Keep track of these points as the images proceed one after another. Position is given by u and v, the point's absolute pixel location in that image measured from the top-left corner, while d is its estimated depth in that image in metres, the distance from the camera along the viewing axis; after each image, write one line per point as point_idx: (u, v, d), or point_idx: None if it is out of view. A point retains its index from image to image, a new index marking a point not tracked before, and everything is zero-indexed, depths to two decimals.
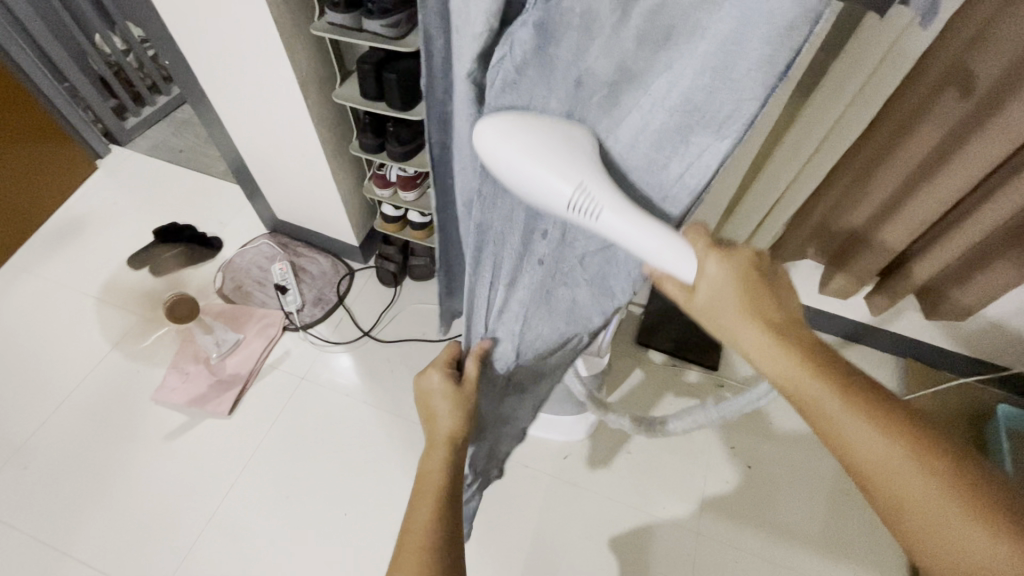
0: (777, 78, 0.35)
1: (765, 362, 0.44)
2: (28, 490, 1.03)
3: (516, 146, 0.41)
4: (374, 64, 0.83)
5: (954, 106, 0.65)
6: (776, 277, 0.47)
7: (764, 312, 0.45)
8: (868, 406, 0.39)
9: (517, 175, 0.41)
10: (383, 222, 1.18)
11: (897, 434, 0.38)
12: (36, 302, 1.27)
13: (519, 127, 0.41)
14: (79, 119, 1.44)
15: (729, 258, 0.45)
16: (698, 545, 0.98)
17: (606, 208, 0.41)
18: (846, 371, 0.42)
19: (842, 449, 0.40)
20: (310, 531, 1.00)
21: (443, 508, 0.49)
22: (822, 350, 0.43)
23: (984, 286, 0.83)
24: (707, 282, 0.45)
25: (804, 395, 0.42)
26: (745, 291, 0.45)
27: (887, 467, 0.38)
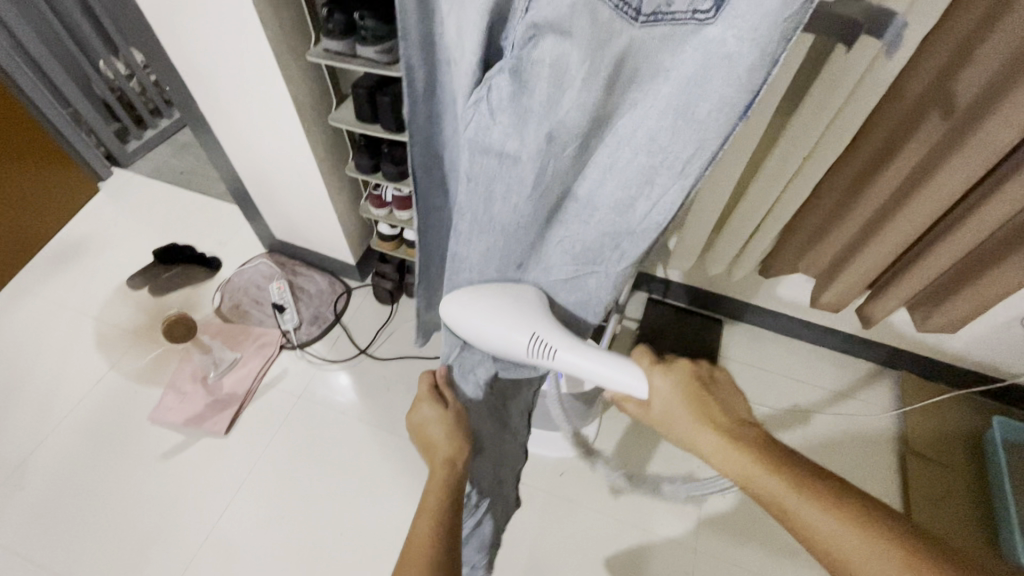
0: (736, 120, 0.38)
1: (726, 467, 0.44)
2: (24, 511, 1.03)
3: (479, 310, 0.55)
4: (367, 89, 0.85)
5: (938, 122, 0.67)
6: (717, 379, 0.50)
7: (711, 416, 0.47)
8: (826, 495, 0.40)
9: (483, 333, 0.54)
10: (379, 240, 1.20)
11: (856, 524, 0.39)
12: (37, 322, 1.28)
13: (479, 296, 0.55)
14: (81, 142, 1.46)
15: (671, 371, 0.50)
16: (696, 562, 0.98)
17: (559, 347, 0.52)
18: (794, 463, 0.43)
19: (829, 556, 0.39)
20: (305, 551, 0.99)
21: (443, 522, 0.49)
22: (773, 446, 0.44)
23: (968, 300, 0.85)
24: (660, 398, 0.50)
25: (771, 499, 0.41)
26: (691, 401, 0.48)
27: (871, 567, 0.38)
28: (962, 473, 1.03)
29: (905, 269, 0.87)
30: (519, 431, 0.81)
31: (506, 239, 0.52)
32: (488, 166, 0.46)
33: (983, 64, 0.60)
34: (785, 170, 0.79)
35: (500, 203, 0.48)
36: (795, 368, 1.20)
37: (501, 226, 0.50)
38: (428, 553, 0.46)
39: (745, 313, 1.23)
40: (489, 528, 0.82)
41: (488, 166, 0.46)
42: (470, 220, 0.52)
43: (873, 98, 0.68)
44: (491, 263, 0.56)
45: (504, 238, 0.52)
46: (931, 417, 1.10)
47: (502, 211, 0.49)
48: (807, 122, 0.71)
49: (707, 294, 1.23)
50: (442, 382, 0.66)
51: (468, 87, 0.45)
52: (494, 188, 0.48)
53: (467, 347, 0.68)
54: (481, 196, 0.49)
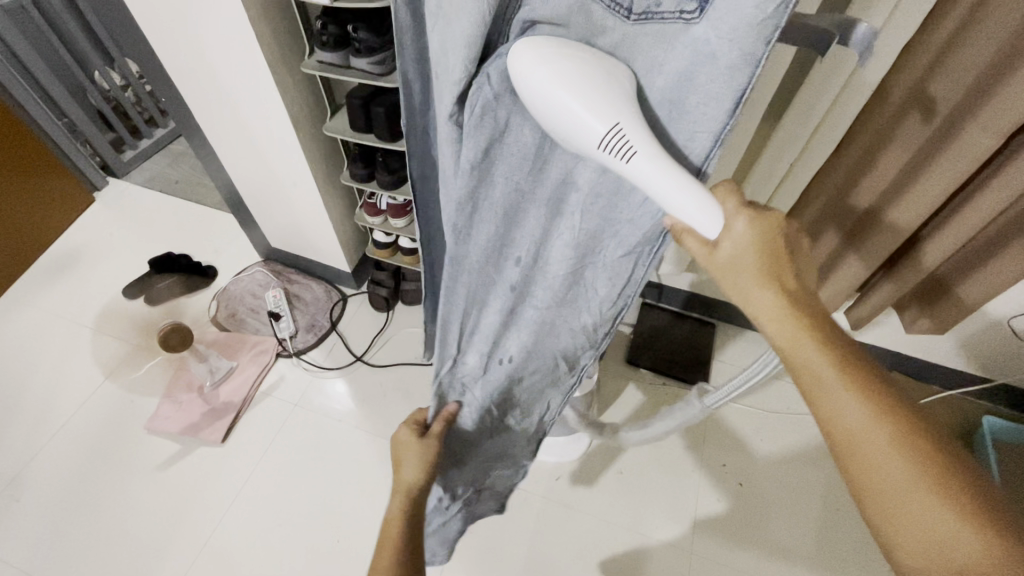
0: (727, 113, 0.38)
1: (774, 332, 0.40)
2: (19, 522, 1.03)
3: (555, 74, 0.37)
4: (362, 99, 0.87)
5: (917, 128, 0.68)
6: (801, 247, 0.41)
7: (782, 278, 0.40)
8: (861, 381, 0.38)
9: (550, 102, 0.37)
10: (375, 248, 1.21)
11: (884, 412, 0.37)
12: (32, 332, 1.28)
13: (558, 53, 0.37)
14: (77, 152, 1.47)
15: (760, 216, 0.39)
16: (692, 565, 0.98)
17: (639, 151, 0.36)
18: (847, 347, 0.39)
19: (829, 425, 0.38)
20: (302, 558, 0.99)
21: (400, 561, 0.56)
22: (828, 321, 0.40)
23: (955, 302, 0.86)
24: (734, 239, 0.38)
25: (806, 372, 0.39)
26: (767, 256, 0.39)
27: (865, 445, 0.37)
28: None
29: (892, 272, 0.89)
30: (521, 457, 0.80)
31: (508, 223, 0.51)
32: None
33: (958, 71, 0.61)
34: None
35: (486, 183, 0.47)
36: None
37: (503, 208, 0.49)
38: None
39: (737, 316, 1.25)
40: (455, 526, 0.84)
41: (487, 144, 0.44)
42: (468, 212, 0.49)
43: None
44: (487, 257, 0.53)
45: (498, 223, 0.51)
46: None
47: (501, 192, 0.48)
48: None
49: (700, 297, 1.25)
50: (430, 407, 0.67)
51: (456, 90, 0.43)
52: (494, 170, 0.47)
53: (459, 358, 0.64)
54: (473, 184, 0.46)
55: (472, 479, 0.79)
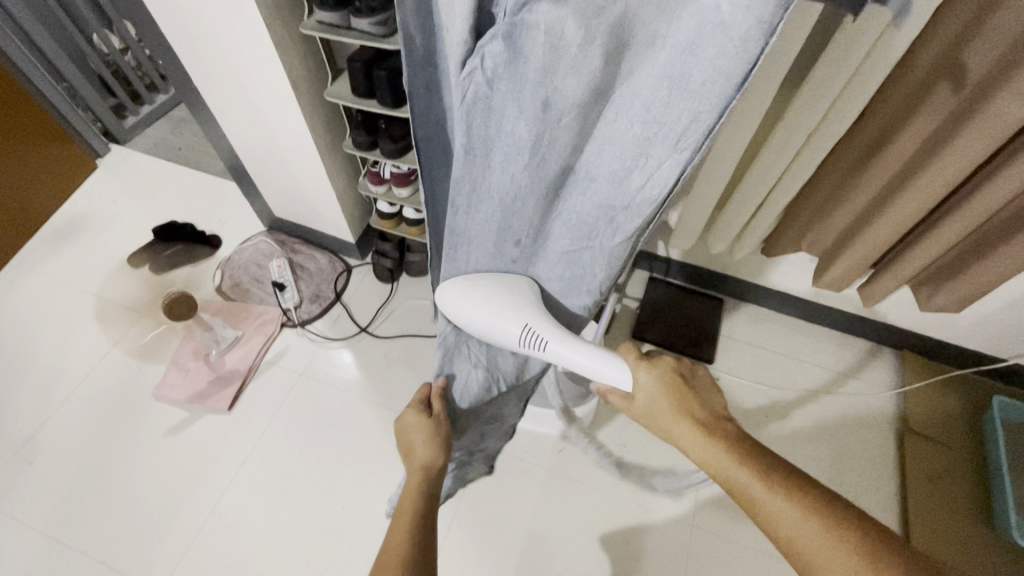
0: (732, 90, 0.35)
1: (700, 459, 0.49)
2: (34, 485, 1.05)
3: (473, 304, 0.57)
4: (363, 63, 0.83)
5: (946, 97, 0.65)
6: (697, 377, 0.55)
7: (691, 411, 0.52)
8: (789, 489, 0.44)
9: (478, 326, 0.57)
10: (379, 219, 1.19)
11: (812, 511, 0.43)
12: (40, 299, 1.29)
13: (475, 289, 0.58)
14: (78, 118, 1.45)
15: (655, 367, 0.54)
16: (692, 537, 0.99)
17: (549, 339, 0.55)
18: (763, 456, 0.47)
19: (777, 537, 0.44)
20: (310, 523, 1.02)
21: (415, 536, 0.53)
22: (744, 442, 0.49)
23: (973, 281, 0.84)
24: (644, 390, 0.54)
25: (739, 489, 0.46)
26: (673, 397, 0.53)
27: (812, 549, 0.42)
28: (961, 453, 1.04)
29: (909, 248, 0.86)
30: (511, 418, 0.81)
31: (506, 214, 0.51)
32: (482, 130, 0.45)
33: (995, 35, 0.58)
34: (788, 148, 0.77)
35: (482, 165, 0.48)
36: (799, 348, 1.19)
37: (499, 196, 0.49)
38: (399, 556, 0.50)
39: (746, 292, 1.23)
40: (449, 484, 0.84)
41: (485, 129, 0.45)
42: (465, 193, 0.51)
43: (877, 75, 0.66)
44: (490, 240, 0.55)
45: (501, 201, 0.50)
46: (931, 397, 1.10)
47: (497, 180, 0.48)
48: (812, 98, 0.70)
49: (708, 272, 1.22)
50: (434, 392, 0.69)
51: (458, 57, 0.42)
52: (492, 160, 0.47)
53: (465, 322, 0.64)
54: (477, 165, 0.48)
55: (468, 446, 0.79)
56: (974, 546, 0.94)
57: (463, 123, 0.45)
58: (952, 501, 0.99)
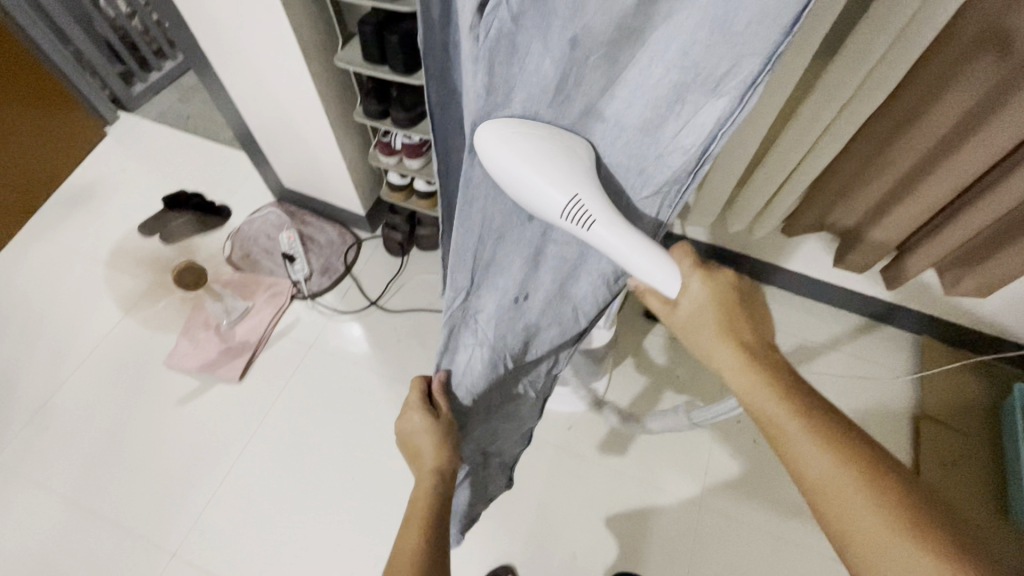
0: (782, 34, 0.33)
1: (735, 383, 0.47)
2: (48, 448, 1.07)
3: (516, 154, 0.40)
4: (374, 26, 0.80)
5: (991, 67, 0.61)
6: (754, 299, 0.51)
7: (738, 333, 0.48)
8: (824, 429, 0.43)
9: (516, 177, 0.41)
10: (389, 190, 1.17)
11: (846, 455, 0.42)
12: (51, 267, 1.29)
13: (528, 137, 0.41)
14: (86, 83, 1.43)
15: (712, 279, 0.48)
16: (699, 517, 0.99)
17: (598, 219, 0.42)
18: (805, 394, 0.45)
19: (799, 471, 0.43)
20: (319, 493, 1.03)
21: (428, 540, 0.52)
22: (789, 375, 0.46)
23: (1005, 264, 0.80)
24: (691, 301, 0.48)
25: (772, 422, 0.45)
26: (722, 316, 0.48)
27: (831, 490, 0.41)
28: (977, 440, 1.02)
29: (939, 227, 0.83)
30: (528, 422, 0.81)
31: None
32: (504, 74, 0.39)
33: None
34: (818, 122, 0.73)
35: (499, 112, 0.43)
36: (815, 332, 1.17)
37: None
38: (412, 562, 0.49)
39: (762, 272, 1.20)
40: (464, 497, 0.84)
41: (504, 73, 0.39)
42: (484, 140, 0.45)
43: (920, 43, 0.61)
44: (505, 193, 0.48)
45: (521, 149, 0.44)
46: (949, 383, 1.08)
47: None
48: (848, 67, 0.66)
49: (724, 252, 1.20)
50: (435, 391, 0.67)
51: None
52: (510, 104, 0.41)
53: (472, 295, 0.58)
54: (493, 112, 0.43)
55: (479, 442, 0.79)
56: (986, 533, 0.93)
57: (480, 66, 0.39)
58: (966, 486, 0.97)
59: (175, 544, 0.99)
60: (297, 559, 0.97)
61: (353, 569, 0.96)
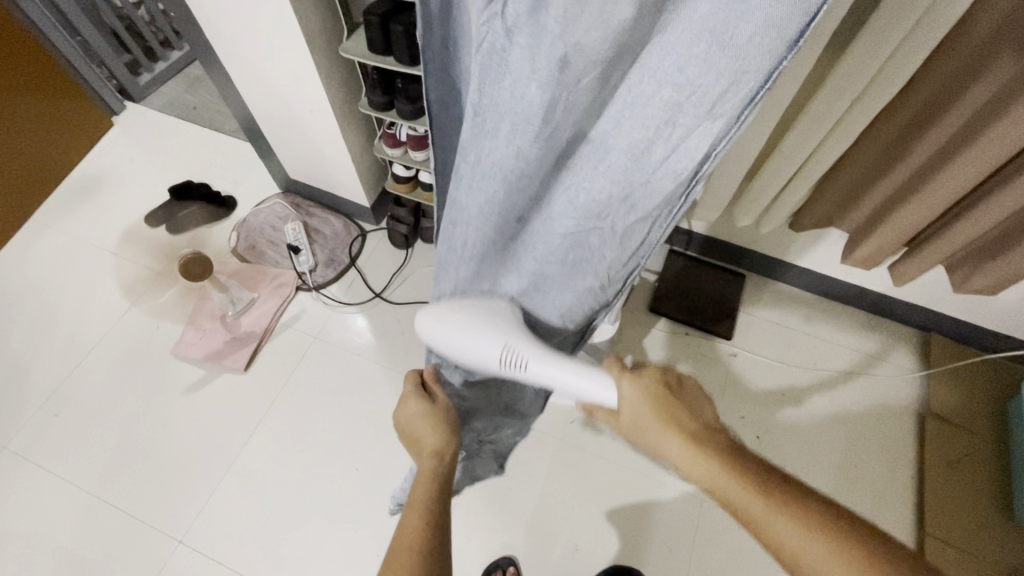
0: (785, 48, 0.32)
1: (692, 472, 0.47)
2: (58, 435, 1.09)
3: (453, 325, 0.56)
4: (380, 17, 0.79)
5: (1008, 65, 0.59)
6: (682, 382, 0.54)
7: (680, 420, 0.50)
8: (785, 501, 0.43)
9: (457, 345, 0.55)
10: (394, 182, 1.17)
11: (814, 527, 0.42)
12: (60, 256, 1.30)
13: (455, 311, 0.57)
14: (93, 73, 1.43)
15: (639, 377, 0.53)
16: (701, 511, 0.99)
17: (530, 359, 0.53)
18: (758, 473, 0.46)
19: (780, 553, 0.43)
20: (323, 482, 1.04)
21: (431, 524, 0.53)
22: (735, 451, 0.47)
23: (1014, 263, 0.79)
24: (626, 402, 0.53)
25: (740, 511, 0.44)
26: (659, 407, 0.52)
27: (815, 565, 0.41)
28: (981, 439, 1.01)
29: (948, 226, 0.82)
30: (530, 413, 0.83)
31: (509, 190, 0.48)
32: (494, 92, 0.42)
33: None
34: (827, 117, 0.72)
35: (488, 137, 0.45)
36: (820, 327, 1.16)
37: (503, 173, 0.46)
38: (418, 549, 0.50)
39: (769, 268, 1.19)
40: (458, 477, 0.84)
41: (496, 96, 0.42)
42: (473, 163, 0.48)
43: (934, 38, 0.60)
44: (491, 220, 0.52)
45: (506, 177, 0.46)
46: (956, 382, 1.07)
47: (502, 156, 0.45)
48: (858, 62, 0.65)
49: (731, 247, 1.19)
50: (429, 378, 0.67)
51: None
52: (499, 129, 0.43)
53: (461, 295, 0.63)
54: (483, 134, 0.45)
55: (479, 430, 0.80)
56: (987, 534, 0.93)
57: (478, 78, 0.42)
58: (969, 485, 0.97)
59: (182, 530, 1.00)
60: (301, 547, 0.98)
61: (357, 558, 0.97)
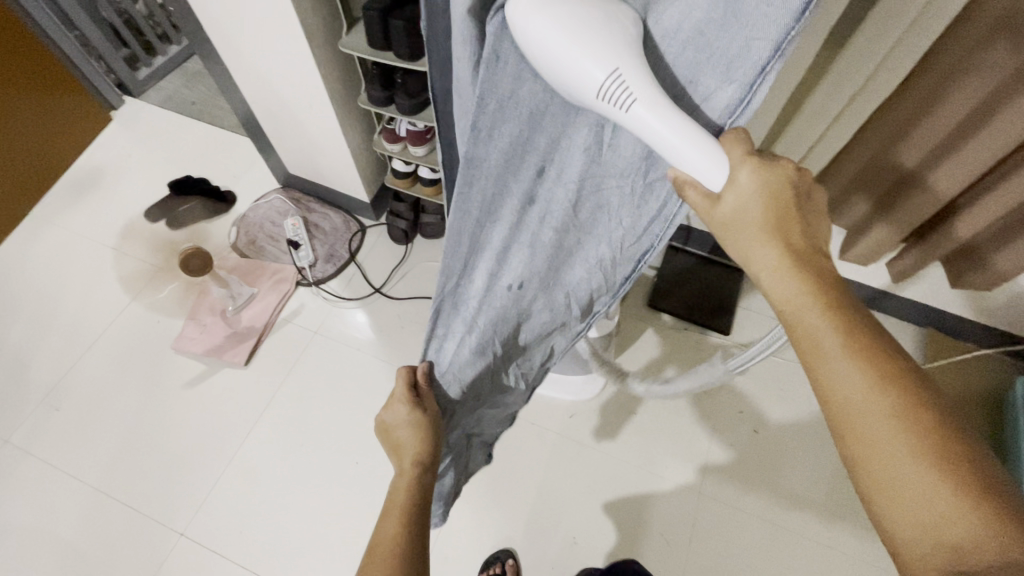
0: (792, 19, 0.32)
1: (774, 287, 0.39)
2: (58, 429, 1.09)
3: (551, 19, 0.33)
4: (379, 12, 0.79)
5: (1001, 58, 0.59)
6: (814, 200, 0.40)
7: (788, 235, 0.38)
8: (863, 348, 0.36)
9: (550, 53, 0.34)
10: (394, 177, 1.17)
11: (884, 379, 0.35)
12: (60, 250, 1.30)
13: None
14: (91, 68, 1.43)
15: (765, 168, 0.38)
16: (698, 505, 1.00)
17: (639, 100, 0.34)
18: (852, 308, 0.37)
19: (823, 387, 0.37)
20: (325, 476, 1.04)
21: (409, 531, 0.53)
22: (839, 284, 0.38)
23: (1010, 259, 0.80)
24: (739, 194, 0.37)
25: (807, 337, 0.37)
26: (772, 211, 0.38)
27: (858, 411, 0.35)
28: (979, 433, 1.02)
29: (946, 221, 0.83)
30: (515, 404, 0.82)
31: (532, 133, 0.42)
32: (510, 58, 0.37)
33: None
34: None
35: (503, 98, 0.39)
36: None
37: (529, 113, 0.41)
38: (392, 558, 0.50)
39: None
40: (449, 483, 0.82)
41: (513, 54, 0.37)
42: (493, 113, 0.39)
43: None
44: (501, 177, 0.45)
45: (507, 147, 0.43)
46: (955, 377, 1.07)
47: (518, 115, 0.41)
48: None
49: None
50: (420, 380, 0.67)
51: None
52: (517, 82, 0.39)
53: (465, 278, 0.57)
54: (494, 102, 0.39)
55: (466, 431, 0.80)
56: None
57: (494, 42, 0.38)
58: None
59: (182, 525, 1.01)
60: (302, 541, 0.99)
61: (358, 550, 0.98)
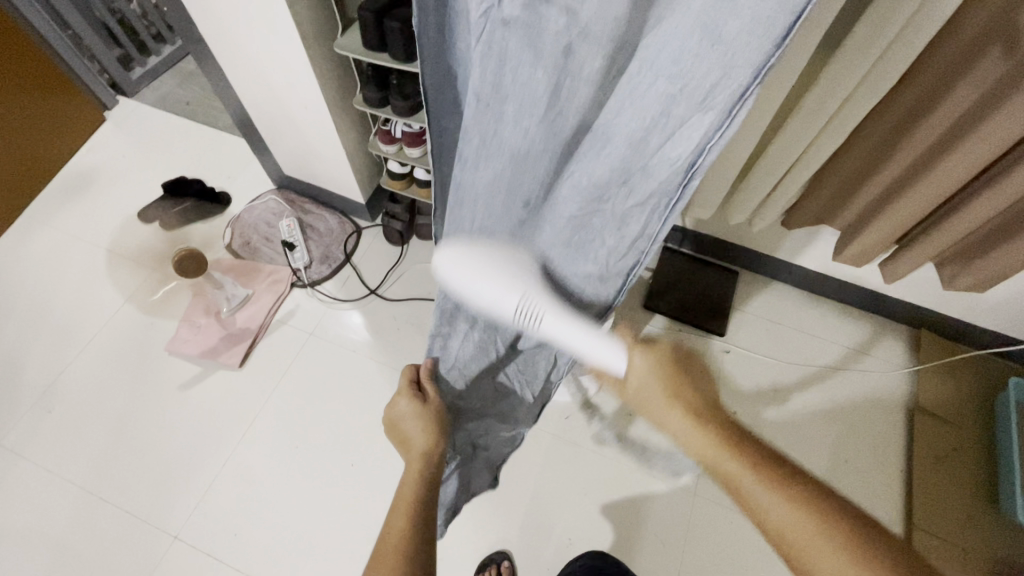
0: (772, 45, 0.33)
1: (692, 445, 0.51)
2: (52, 430, 1.09)
3: (469, 274, 0.53)
4: (375, 13, 0.79)
5: (996, 63, 0.60)
6: (696, 359, 0.56)
7: (683, 396, 0.54)
8: (773, 479, 0.46)
9: (473, 290, 0.53)
10: (390, 179, 1.17)
11: (799, 503, 0.45)
12: (53, 251, 1.29)
13: (479, 250, 0.54)
14: (85, 69, 1.42)
15: (651, 352, 0.56)
16: (693, 505, 1.01)
17: (545, 316, 0.56)
18: (752, 445, 0.49)
19: (759, 521, 0.46)
20: (321, 478, 1.04)
21: (416, 522, 0.53)
22: (737, 430, 0.50)
23: (999, 261, 0.81)
24: (637, 373, 0.56)
25: (730, 477, 0.48)
26: (667, 381, 0.55)
27: (793, 534, 0.44)
28: (970, 434, 1.03)
29: (936, 225, 0.83)
30: (523, 416, 0.83)
31: (516, 167, 0.49)
32: (499, 78, 0.42)
33: None
34: (820, 114, 0.73)
35: (491, 121, 0.45)
36: (814, 325, 1.17)
37: (511, 151, 0.47)
38: (399, 549, 0.50)
39: (762, 265, 1.20)
40: (452, 488, 0.82)
41: (500, 82, 0.42)
42: (477, 144, 0.48)
43: (924, 37, 0.61)
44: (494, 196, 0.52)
45: (493, 177, 0.50)
46: (947, 378, 1.08)
47: (510, 134, 0.45)
48: (849, 61, 0.65)
49: (725, 243, 1.20)
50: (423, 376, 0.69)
51: None
52: (506, 112, 0.44)
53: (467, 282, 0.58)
54: (489, 116, 0.45)
55: (471, 434, 0.80)
56: (974, 528, 0.94)
57: (480, 72, 0.42)
58: (959, 479, 0.98)
59: (177, 527, 1.00)
60: (298, 542, 0.99)
61: (354, 551, 0.98)
